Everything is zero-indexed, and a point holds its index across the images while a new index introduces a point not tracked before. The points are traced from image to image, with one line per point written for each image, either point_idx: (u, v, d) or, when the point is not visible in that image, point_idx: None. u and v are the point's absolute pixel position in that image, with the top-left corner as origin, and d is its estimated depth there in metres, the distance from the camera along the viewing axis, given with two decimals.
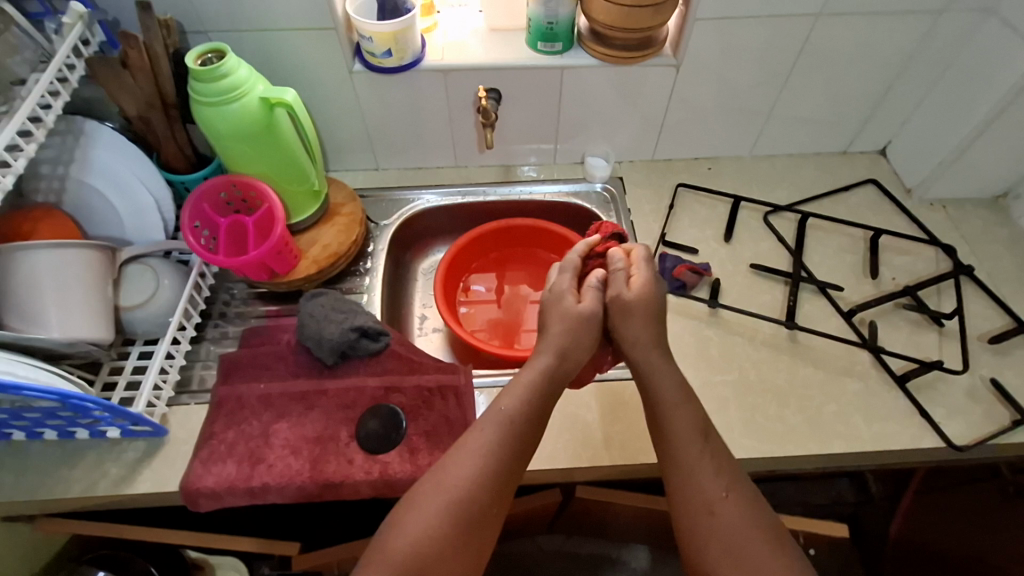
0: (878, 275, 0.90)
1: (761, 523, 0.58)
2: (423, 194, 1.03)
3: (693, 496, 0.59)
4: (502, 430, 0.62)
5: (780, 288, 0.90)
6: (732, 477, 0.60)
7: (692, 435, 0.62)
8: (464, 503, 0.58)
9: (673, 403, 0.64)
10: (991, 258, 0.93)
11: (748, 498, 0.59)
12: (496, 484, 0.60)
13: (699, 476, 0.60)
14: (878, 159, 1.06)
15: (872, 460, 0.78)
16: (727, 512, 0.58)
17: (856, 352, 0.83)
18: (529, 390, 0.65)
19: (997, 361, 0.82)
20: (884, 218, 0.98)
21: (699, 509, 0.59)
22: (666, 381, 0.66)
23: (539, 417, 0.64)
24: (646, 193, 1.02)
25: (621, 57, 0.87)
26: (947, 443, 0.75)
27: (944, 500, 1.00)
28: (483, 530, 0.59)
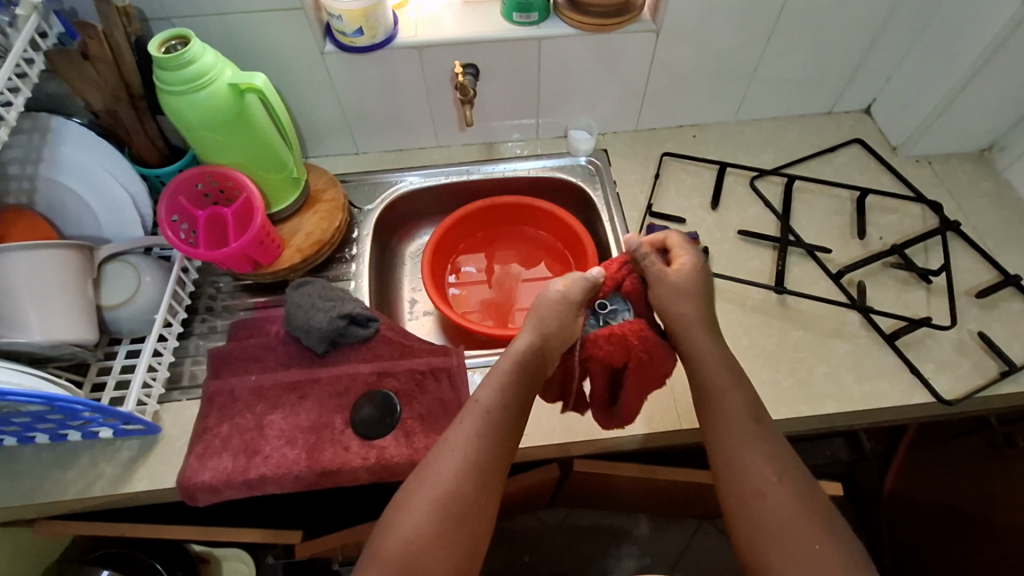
0: (866, 236, 0.90)
1: (807, 505, 0.57)
2: (406, 175, 1.01)
3: (742, 478, 0.59)
4: (477, 420, 0.63)
5: (768, 253, 0.89)
6: (778, 459, 0.60)
7: (741, 409, 0.63)
8: (450, 497, 0.59)
9: (717, 377, 0.65)
10: (977, 211, 0.93)
11: (787, 471, 0.59)
12: (480, 475, 0.61)
13: (749, 458, 0.60)
14: (863, 117, 1.05)
15: (863, 419, 0.79)
16: (777, 495, 0.57)
17: (846, 313, 0.83)
18: (504, 377, 0.65)
19: (985, 314, 0.82)
20: (870, 177, 0.97)
21: (750, 494, 0.58)
22: (710, 361, 0.66)
23: (518, 404, 0.65)
24: (631, 164, 1.00)
25: (604, 25, 0.85)
26: (937, 398, 0.76)
27: (936, 454, 1.02)
28: (473, 520, 0.59)
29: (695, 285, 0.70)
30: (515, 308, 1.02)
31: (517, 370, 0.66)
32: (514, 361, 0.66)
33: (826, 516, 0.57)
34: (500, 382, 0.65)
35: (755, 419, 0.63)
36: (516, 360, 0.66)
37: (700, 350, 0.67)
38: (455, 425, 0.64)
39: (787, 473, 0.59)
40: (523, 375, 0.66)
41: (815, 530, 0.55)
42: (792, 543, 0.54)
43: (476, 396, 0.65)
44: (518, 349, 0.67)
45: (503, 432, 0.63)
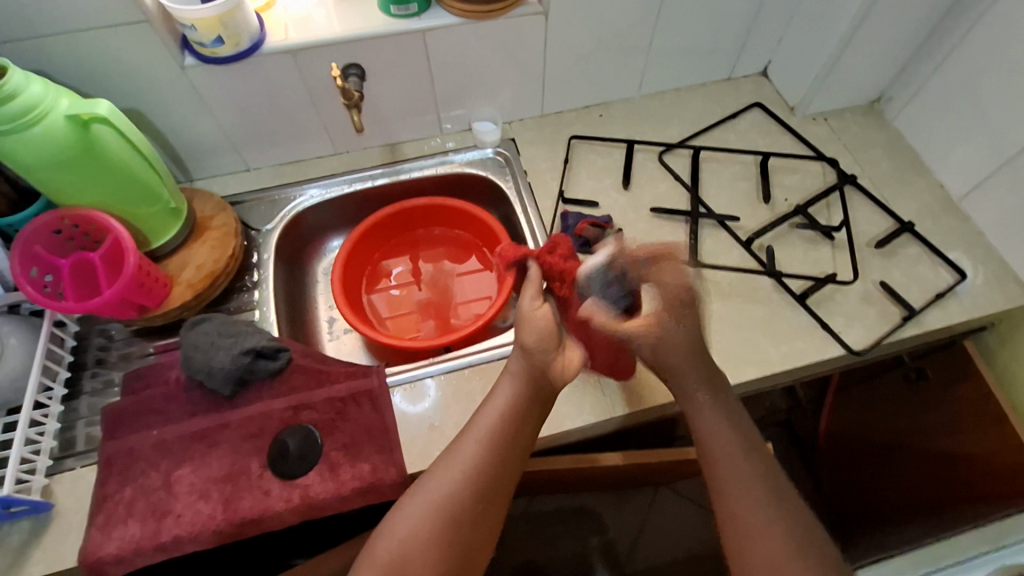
0: (771, 199, 0.92)
1: (807, 547, 0.57)
2: (305, 188, 0.94)
3: (743, 525, 0.59)
4: (484, 432, 0.62)
5: (681, 228, 0.90)
6: (780, 503, 0.60)
7: (740, 454, 0.63)
8: (449, 505, 0.58)
9: (713, 425, 0.65)
10: (871, 163, 0.96)
11: (780, 509, 0.60)
12: (482, 488, 0.60)
13: (749, 505, 0.60)
14: (761, 81, 1.06)
15: (784, 379, 0.81)
16: (768, 539, 0.58)
17: (759, 278, 0.85)
18: (512, 389, 0.64)
19: (885, 263, 0.86)
20: (772, 140, 0.99)
21: (748, 541, 0.58)
22: (710, 404, 0.67)
23: (524, 418, 0.64)
24: (539, 150, 0.98)
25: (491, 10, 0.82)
26: (848, 350, 0.78)
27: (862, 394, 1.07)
28: (471, 532, 0.58)
29: (685, 334, 0.67)
30: (456, 304, 0.98)
31: (524, 385, 0.64)
32: (522, 374, 0.65)
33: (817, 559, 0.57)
34: (509, 397, 0.64)
35: (748, 455, 0.64)
36: (521, 376, 0.65)
37: (697, 394, 0.67)
38: (463, 434, 0.63)
39: (784, 521, 0.58)
40: (531, 389, 0.65)
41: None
42: None
43: (485, 406, 0.64)
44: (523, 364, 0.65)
45: (511, 447, 0.62)
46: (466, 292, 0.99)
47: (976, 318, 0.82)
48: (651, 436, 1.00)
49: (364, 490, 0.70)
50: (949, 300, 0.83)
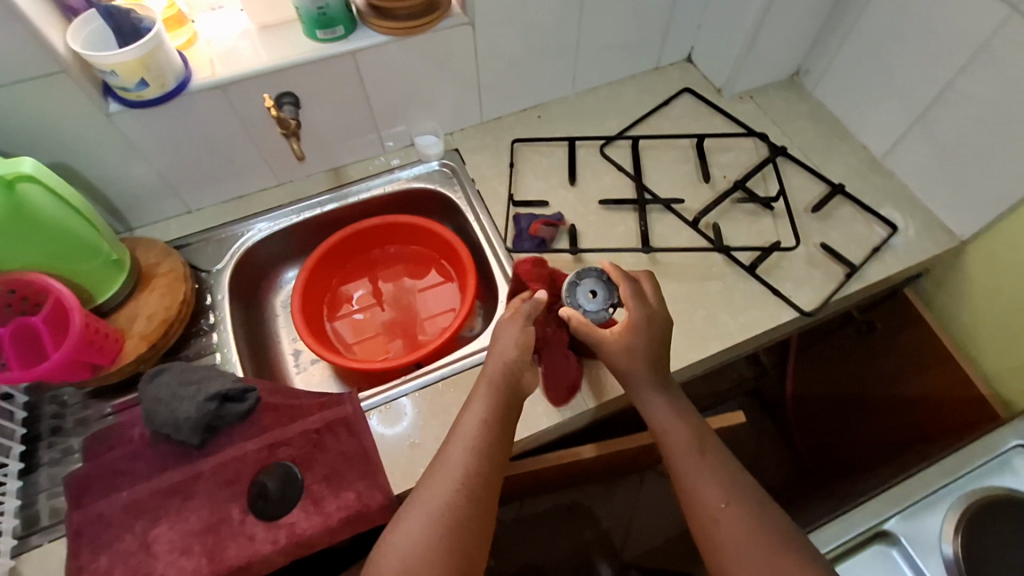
0: (711, 178, 0.95)
1: (759, 516, 0.60)
2: (252, 223, 0.92)
3: (698, 505, 0.62)
4: (466, 439, 0.62)
5: (630, 216, 0.92)
6: (733, 480, 0.63)
7: (690, 442, 0.66)
8: (443, 521, 0.57)
9: (665, 417, 0.68)
10: (798, 133, 1.01)
11: (738, 493, 0.62)
12: (474, 500, 0.59)
13: (702, 486, 0.63)
14: (687, 67, 1.11)
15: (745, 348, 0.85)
16: (730, 519, 0.60)
17: (709, 255, 0.88)
18: (487, 396, 0.65)
19: (823, 226, 0.90)
20: (704, 122, 1.03)
21: (706, 522, 0.61)
22: (658, 400, 0.69)
23: (503, 422, 0.64)
24: (484, 158, 0.99)
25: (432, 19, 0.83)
26: (800, 312, 0.82)
27: (819, 352, 1.12)
28: (470, 541, 0.57)
29: (643, 345, 0.70)
30: (421, 320, 0.98)
31: (499, 389, 0.65)
32: (489, 383, 0.65)
33: (780, 533, 0.59)
34: (486, 402, 0.64)
35: (702, 446, 0.66)
36: (492, 383, 0.66)
37: (648, 390, 0.69)
38: (445, 447, 0.63)
39: (737, 499, 0.61)
40: (502, 394, 0.65)
41: (772, 548, 0.57)
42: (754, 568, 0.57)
43: (462, 417, 0.64)
44: (503, 375, 0.67)
45: (494, 454, 0.62)
46: (430, 307, 0.99)
47: (911, 267, 0.87)
48: (628, 421, 1.02)
49: (352, 520, 0.69)
50: (885, 253, 0.88)
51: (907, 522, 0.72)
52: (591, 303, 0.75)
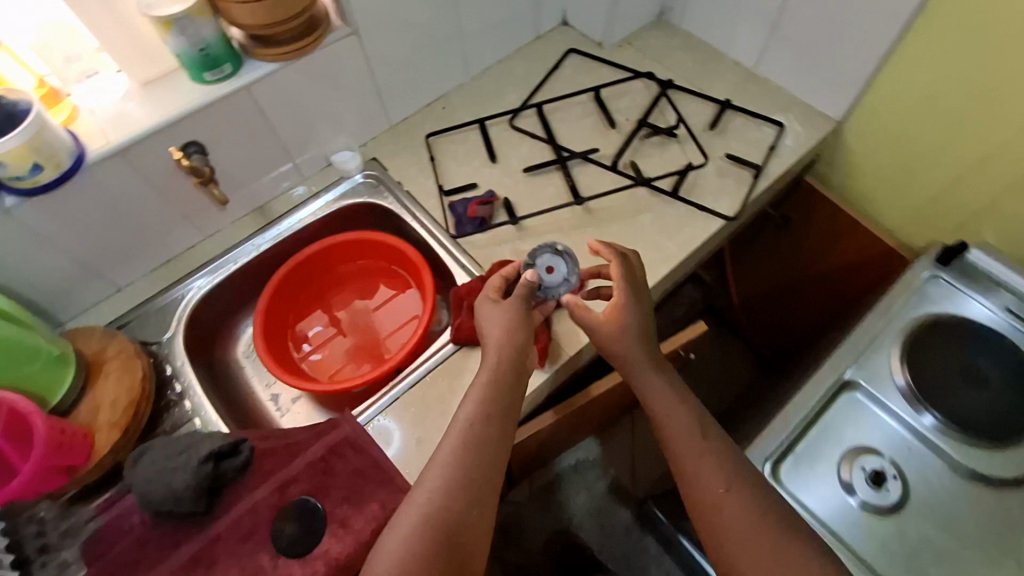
0: (616, 123, 1.02)
1: (756, 500, 0.63)
2: (189, 283, 0.90)
3: (698, 491, 0.65)
4: (462, 435, 0.65)
5: (556, 176, 0.97)
6: (730, 467, 0.66)
7: (691, 432, 0.68)
8: (437, 518, 0.59)
9: (663, 406, 0.71)
10: (679, 64, 1.10)
11: (737, 478, 0.65)
12: (468, 491, 0.62)
13: (703, 473, 0.65)
14: (565, 30, 1.17)
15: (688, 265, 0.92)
16: (730, 505, 0.63)
17: (635, 191, 0.94)
18: (484, 391, 0.68)
19: (723, 139, 0.99)
20: (595, 75, 1.10)
21: (708, 507, 0.64)
22: (659, 389, 0.72)
23: (500, 412, 0.67)
24: (404, 159, 1.01)
25: (313, 40, 0.83)
26: (725, 219, 0.90)
27: (749, 255, 1.23)
28: (466, 528, 0.60)
29: (633, 330, 0.73)
30: (384, 339, 0.98)
31: (493, 380, 0.69)
32: (490, 374, 0.69)
33: (781, 521, 0.62)
34: (480, 398, 0.68)
35: (704, 431, 0.68)
36: (489, 375, 0.69)
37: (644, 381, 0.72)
38: (439, 445, 0.65)
39: (736, 484, 0.64)
40: (500, 385, 0.69)
41: (768, 531, 0.61)
42: (751, 551, 0.60)
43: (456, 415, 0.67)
44: (492, 362, 0.70)
45: (493, 443, 0.65)
46: (390, 322, 0.99)
47: (804, 155, 0.98)
48: (607, 365, 1.08)
49: (383, 529, 0.70)
50: (780, 149, 0.98)
51: (864, 370, 0.79)
52: (553, 279, 0.81)
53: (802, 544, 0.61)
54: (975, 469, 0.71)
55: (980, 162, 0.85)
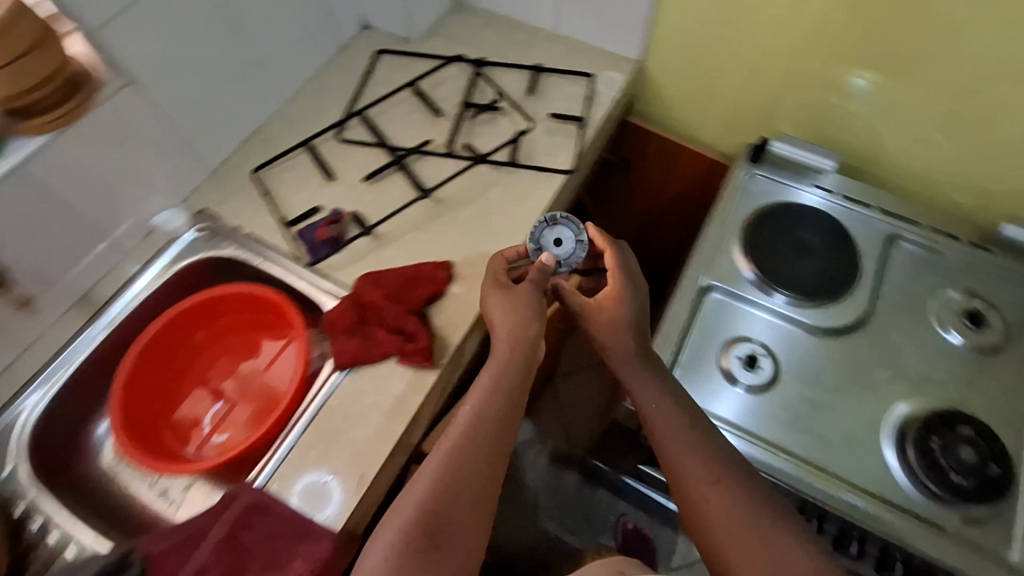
0: (443, 110, 1.01)
1: (739, 485, 0.65)
2: (20, 403, 0.79)
3: (687, 482, 0.66)
4: (463, 429, 0.64)
5: (397, 176, 0.94)
6: (716, 459, 0.66)
7: (683, 429, 0.68)
8: (436, 510, 0.59)
9: (650, 406, 0.70)
10: (486, 41, 1.12)
11: (723, 465, 0.66)
12: (468, 482, 0.61)
13: (692, 465, 0.66)
14: (368, 33, 1.15)
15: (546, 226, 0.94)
16: (718, 500, 0.64)
17: (477, 170, 0.93)
18: (490, 386, 0.67)
19: (546, 101, 1.01)
20: (410, 70, 1.09)
21: (696, 496, 0.65)
22: (644, 392, 0.71)
23: (505, 403, 0.67)
24: (236, 202, 0.93)
25: (67, 111, 0.75)
26: (567, 173, 0.93)
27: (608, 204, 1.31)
28: (462, 516, 0.59)
29: (631, 322, 0.74)
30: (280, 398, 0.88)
31: (497, 376, 0.68)
32: (496, 366, 0.69)
33: (760, 498, 0.63)
34: (485, 394, 0.67)
35: (692, 422, 0.69)
36: (495, 367, 0.69)
37: (632, 384, 0.72)
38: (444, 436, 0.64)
39: (724, 472, 0.65)
40: (506, 374, 0.68)
41: (751, 514, 0.62)
42: (733, 533, 0.62)
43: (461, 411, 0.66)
44: (501, 349, 0.70)
45: (499, 432, 0.65)
46: (283, 379, 0.90)
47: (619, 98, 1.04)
48: None
49: None
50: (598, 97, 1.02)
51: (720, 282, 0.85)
52: (565, 248, 0.80)
53: (783, 516, 0.62)
54: (821, 328, 0.81)
55: (762, 65, 0.96)
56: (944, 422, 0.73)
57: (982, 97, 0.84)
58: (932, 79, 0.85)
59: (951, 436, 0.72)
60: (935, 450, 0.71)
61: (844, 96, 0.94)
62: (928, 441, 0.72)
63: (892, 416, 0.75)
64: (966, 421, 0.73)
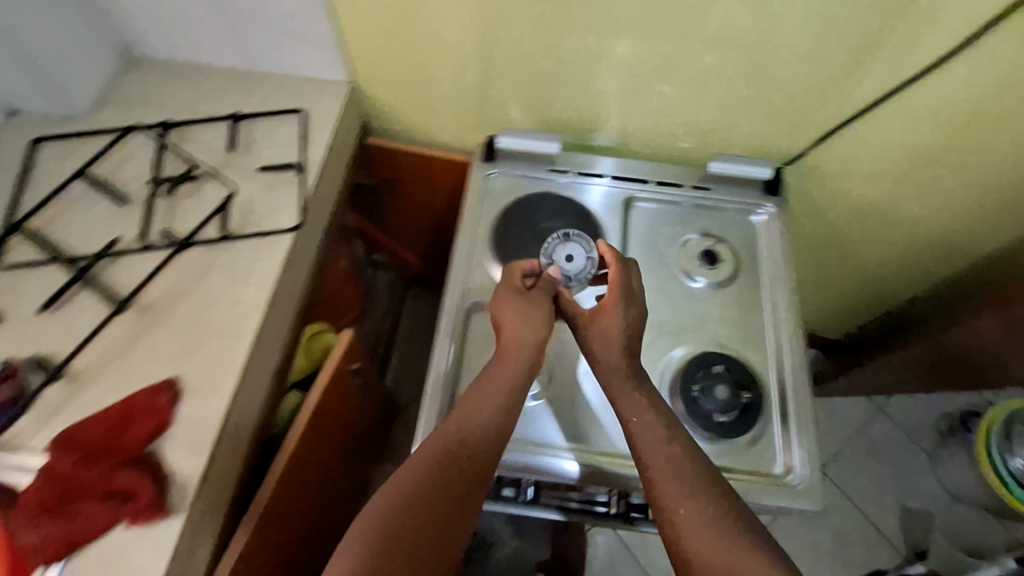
0: (129, 196, 0.84)
1: (712, 504, 0.59)
2: None
3: (661, 502, 0.61)
4: (439, 449, 0.63)
5: (83, 293, 0.77)
6: (696, 479, 0.61)
7: (669, 450, 0.64)
8: (382, 537, 0.56)
9: (638, 431, 0.66)
10: (176, 97, 0.94)
11: (700, 484, 0.61)
12: (424, 502, 0.59)
13: (669, 485, 0.61)
14: (19, 119, 0.91)
15: (285, 291, 0.83)
16: (687, 515, 0.59)
17: (183, 258, 0.80)
18: (490, 404, 0.67)
19: (252, 153, 0.89)
20: (83, 153, 0.89)
21: (667, 516, 0.60)
22: (636, 410, 0.67)
23: (497, 423, 0.67)
24: None
25: None
26: (291, 230, 0.82)
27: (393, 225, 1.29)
28: (409, 545, 0.56)
29: (626, 334, 0.72)
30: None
31: (498, 395, 0.68)
32: (501, 377, 0.69)
33: (723, 514, 0.59)
34: (480, 414, 0.67)
35: (674, 439, 0.65)
36: (507, 379, 0.70)
37: (628, 407, 0.68)
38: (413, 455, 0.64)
39: (697, 492, 0.60)
40: (505, 392, 0.69)
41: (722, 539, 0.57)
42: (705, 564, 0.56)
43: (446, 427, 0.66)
44: (505, 355, 0.71)
45: (479, 450, 0.64)
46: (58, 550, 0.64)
47: (337, 128, 0.93)
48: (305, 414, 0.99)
49: None
50: (312, 133, 0.92)
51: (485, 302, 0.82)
52: (575, 264, 0.80)
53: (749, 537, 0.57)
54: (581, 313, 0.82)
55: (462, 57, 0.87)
56: (697, 367, 0.78)
57: (670, 54, 0.81)
58: (620, 44, 0.81)
59: (707, 378, 0.76)
60: (697, 396, 0.75)
61: (560, 79, 0.89)
62: (689, 390, 0.76)
63: (658, 374, 0.79)
64: (713, 359, 0.78)
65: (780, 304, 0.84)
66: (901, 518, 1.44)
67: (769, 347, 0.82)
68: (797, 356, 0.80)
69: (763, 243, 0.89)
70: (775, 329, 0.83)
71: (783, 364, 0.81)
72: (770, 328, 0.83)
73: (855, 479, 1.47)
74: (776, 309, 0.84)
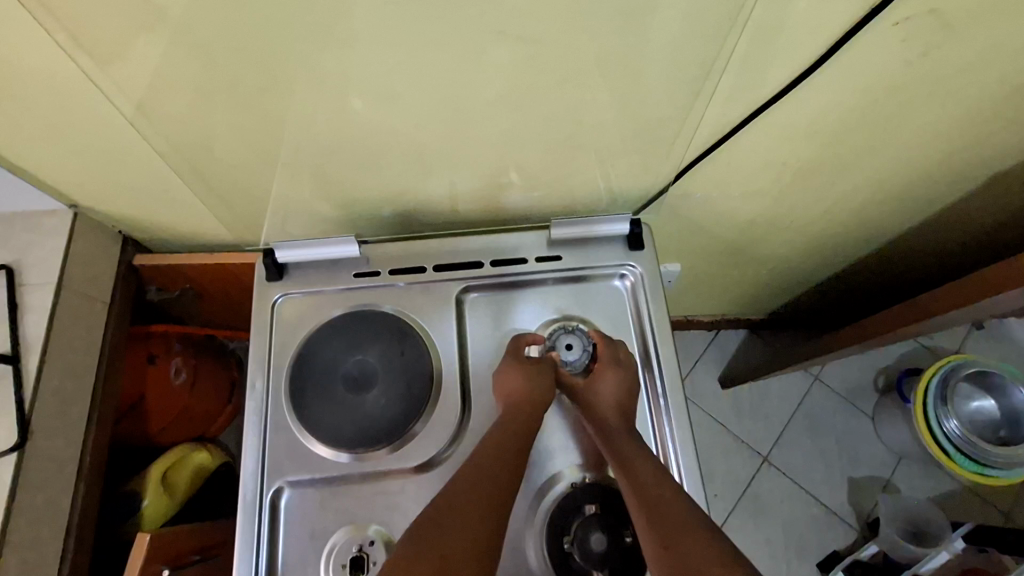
0: None
1: (712, 533, 0.54)
2: None
3: (665, 534, 0.55)
4: (426, 524, 0.55)
5: None
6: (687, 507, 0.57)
7: (657, 481, 0.59)
8: None
9: (633, 469, 0.60)
10: None
11: (690, 514, 0.56)
12: None
13: (665, 513, 0.56)
14: None
15: (24, 523, 0.67)
16: (693, 542, 0.53)
17: None
18: (481, 463, 0.59)
19: None
20: None
21: (670, 550, 0.54)
22: (628, 453, 0.61)
23: (494, 477, 0.58)
24: None
25: None
26: (15, 447, 0.66)
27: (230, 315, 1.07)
28: None
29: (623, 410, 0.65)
30: None
31: (489, 452, 0.60)
32: (491, 440, 0.62)
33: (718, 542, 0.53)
34: (471, 472, 0.59)
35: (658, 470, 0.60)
36: (499, 435, 0.62)
37: (628, 461, 0.61)
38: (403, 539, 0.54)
39: (690, 519, 0.55)
40: (499, 449, 0.61)
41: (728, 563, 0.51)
42: None
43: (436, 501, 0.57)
44: (501, 424, 0.63)
45: (478, 510, 0.55)
46: None
47: (63, 277, 0.73)
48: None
49: None
50: (28, 297, 0.72)
51: (300, 483, 0.65)
52: (574, 356, 0.70)
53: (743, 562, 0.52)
54: (420, 464, 0.65)
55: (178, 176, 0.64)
56: (568, 511, 0.64)
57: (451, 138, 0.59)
58: (374, 140, 0.58)
59: (579, 526, 0.62)
60: (570, 551, 0.62)
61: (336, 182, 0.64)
62: (561, 543, 0.62)
63: (521, 527, 0.63)
64: (586, 497, 0.64)
65: (659, 390, 0.70)
66: (850, 492, 1.38)
67: (655, 447, 0.68)
68: (686, 454, 0.66)
69: (631, 314, 0.73)
70: (659, 425, 0.69)
71: (673, 468, 0.66)
72: (650, 421, 0.69)
73: (798, 460, 1.41)
74: (658, 398, 0.69)
